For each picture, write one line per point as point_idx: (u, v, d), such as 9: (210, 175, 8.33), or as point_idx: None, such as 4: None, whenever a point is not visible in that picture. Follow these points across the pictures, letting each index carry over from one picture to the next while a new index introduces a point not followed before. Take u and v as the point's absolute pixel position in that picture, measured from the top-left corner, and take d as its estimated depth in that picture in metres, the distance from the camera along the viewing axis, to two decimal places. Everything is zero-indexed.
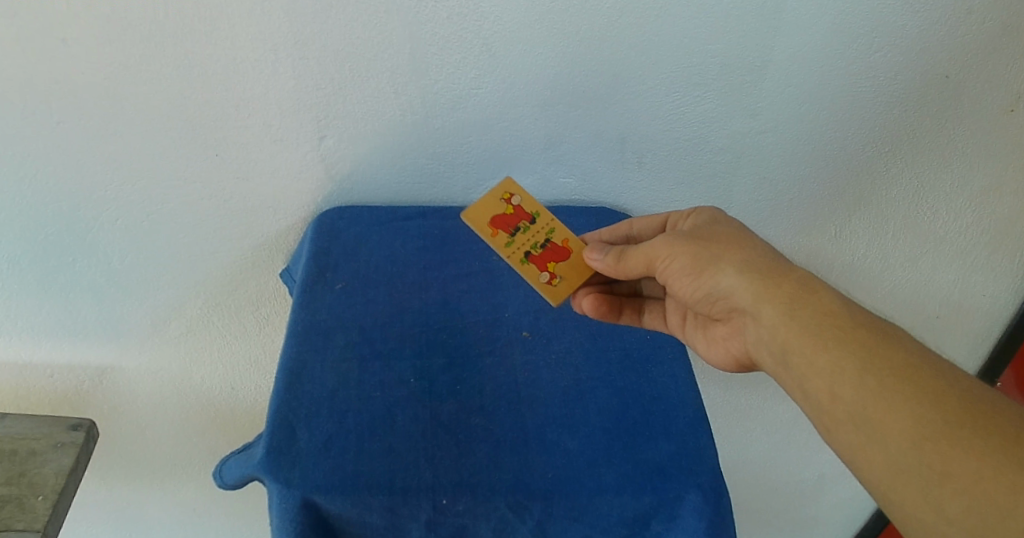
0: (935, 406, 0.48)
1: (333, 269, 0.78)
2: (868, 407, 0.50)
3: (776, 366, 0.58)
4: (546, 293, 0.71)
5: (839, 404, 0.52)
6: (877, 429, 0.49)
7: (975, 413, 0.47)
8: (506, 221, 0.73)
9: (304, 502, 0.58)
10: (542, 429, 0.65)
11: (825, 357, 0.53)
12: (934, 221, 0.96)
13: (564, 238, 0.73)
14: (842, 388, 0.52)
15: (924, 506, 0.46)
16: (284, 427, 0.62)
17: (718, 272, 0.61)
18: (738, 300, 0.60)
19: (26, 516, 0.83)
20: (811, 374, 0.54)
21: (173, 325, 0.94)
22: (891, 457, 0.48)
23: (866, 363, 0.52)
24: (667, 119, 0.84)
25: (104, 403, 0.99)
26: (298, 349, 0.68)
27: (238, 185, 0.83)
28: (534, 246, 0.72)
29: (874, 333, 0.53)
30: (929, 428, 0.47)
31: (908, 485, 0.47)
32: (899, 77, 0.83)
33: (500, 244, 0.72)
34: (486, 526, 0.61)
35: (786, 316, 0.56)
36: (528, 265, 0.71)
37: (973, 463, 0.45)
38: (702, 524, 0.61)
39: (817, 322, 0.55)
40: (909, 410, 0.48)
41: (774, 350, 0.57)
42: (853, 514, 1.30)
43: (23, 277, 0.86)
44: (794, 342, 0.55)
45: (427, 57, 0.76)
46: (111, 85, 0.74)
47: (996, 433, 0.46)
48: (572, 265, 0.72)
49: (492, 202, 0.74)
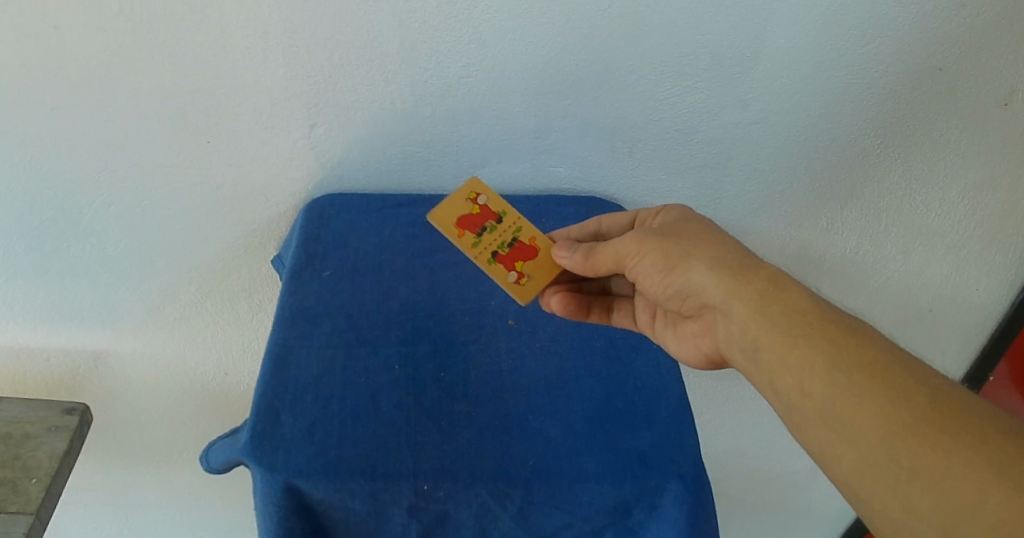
0: (904, 404, 0.48)
1: (322, 256, 0.78)
2: (837, 404, 0.50)
3: (746, 363, 0.58)
4: (514, 293, 0.70)
5: (809, 401, 0.52)
6: (846, 426, 0.49)
7: (943, 412, 0.47)
8: (473, 222, 0.72)
9: (285, 487, 0.59)
10: (525, 417, 0.65)
11: (794, 355, 0.53)
12: (926, 214, 0.96)
13: (531, 236, 0.73)
14: (812, 385, 0.52)
15: (893, 502, 0.46)
16: (268, 412, 0.62)
17: (690, 269, 0.61)
18: (709, 298, 0.60)
19: (19, 498, 0.84)
20: (781, 371, 0.54)
21: (168, 311, 0.95)
22: (861, 454, 0.48)
23: (835, 361, 0.52)
24: (657, 111, 0.84)
25: (99, 386, 1.00)
26: (284, 336, 0.69)
27: (229, 172, 0.84)
28: (501, 245, 0.72)
29: (842, 331, 0.54)
30: (899, 426, 0.47)
31: (878, 483, 0.47)
32: (891, 69, 0.83)
33: (467, 244, 0.71)
34: (467, 513, 0.62)
35: (756, 313, 0.57)
36: (496, 265, 0.71)
37: (943, 461, 0.45)
38: (683, 513, 0.62)
39: (787, 319, 0.55)
40: (879, 408, 0.49)
41: (745, 347, 0.58)
42: (845, 507, 1.30)
43: (18, 261, 0.87)
44: (764, 339, 0.55)
45: (417, 45, 0.77)
46: (102, 71, 0.74)
47: (965, 431, 0.46)
48: (540, 264, 0.72)
49: (458, 203, 0.73)
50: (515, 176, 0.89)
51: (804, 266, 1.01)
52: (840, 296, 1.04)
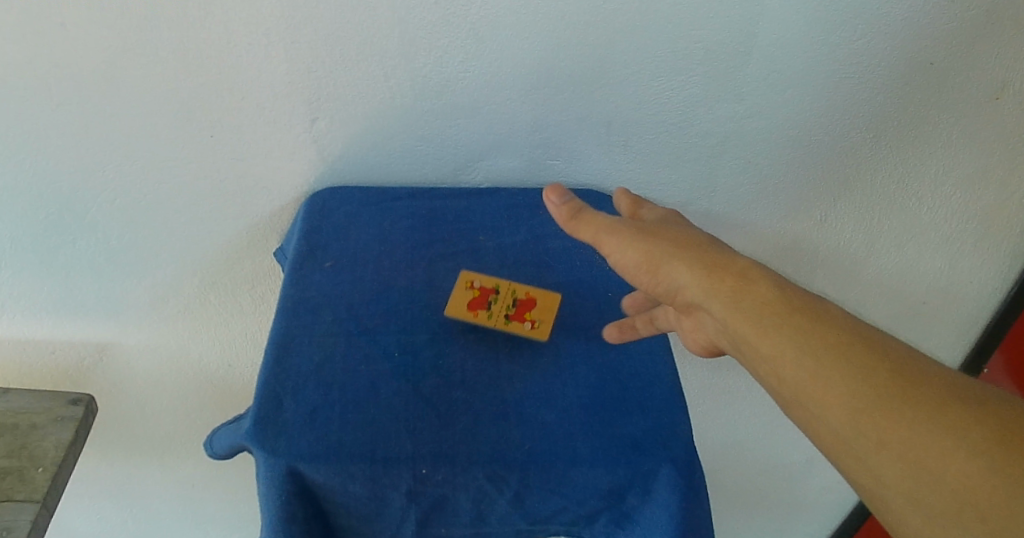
0: (869, 378, 0.48)
1: (323, 247, 0.79)
2: (809, 385, 0.50)
3: (732, 349, 0.58)
4: (538, 335, 0.72)
5: (784, 384, 0.52)
6: (817, 407, 0.50)
7: (906, 383, 0.48)
8: (477, 301, 0.74)
9: (288, 471, 0.60)
10: (521, 403, 0.67)
11: (766, 341, 0.53)
12: (919, 206, 0.98)
13: (526, 291, 0.76)
14: (785, 368, 0.52)
15: (864, 473, 0.47)
16: (270, 399, 0.64)
17: (668, 268, 0.60)
18: (690, 296, 0.59)
19: (25, 487, 0.85)
20: (766, 368, 0.53)
21: (171, 303, 0.97)
22: (833, 431, 0.49)
23: (803, 342, 0.52)
24: (652, 104, 0.85)
25: (104, 378, 1.02)
26: (286, 324, 0.70)
27: (233, 165, 0.85)
28: (508, 307, 0.74)
29: (812, 316, 0.53)
30: (864, 401, 0.48)
31: (851, 456, 0.48)
32: (883, 64, 0.84)
33: (483, 318, 0.73)
34: (465, 496, 0.63)
35: (733, 311, 0.56)
36: (512, 321, 0.72)
37: (906, 431, 0.45)
38: (676, 496, 0.63)
39: (757, 304, 0.55)
40: (844, 386, 0.49)
41: (734, 343, 0.57)
42: (840, 497, 1.33)
43: (25, 255, 0.89)
44: (745, 337, 0.55)
45: (415, 41, 0.78)
46: (106, 68, 0.76)
47: (926, 400, 0.46)
48: (544, 309, 0.74)
49: (459, 294, 0.75)
50: (512, 169, 0.90)
51: (799, 258, 1.03)
52: (835, 287, 1.06)
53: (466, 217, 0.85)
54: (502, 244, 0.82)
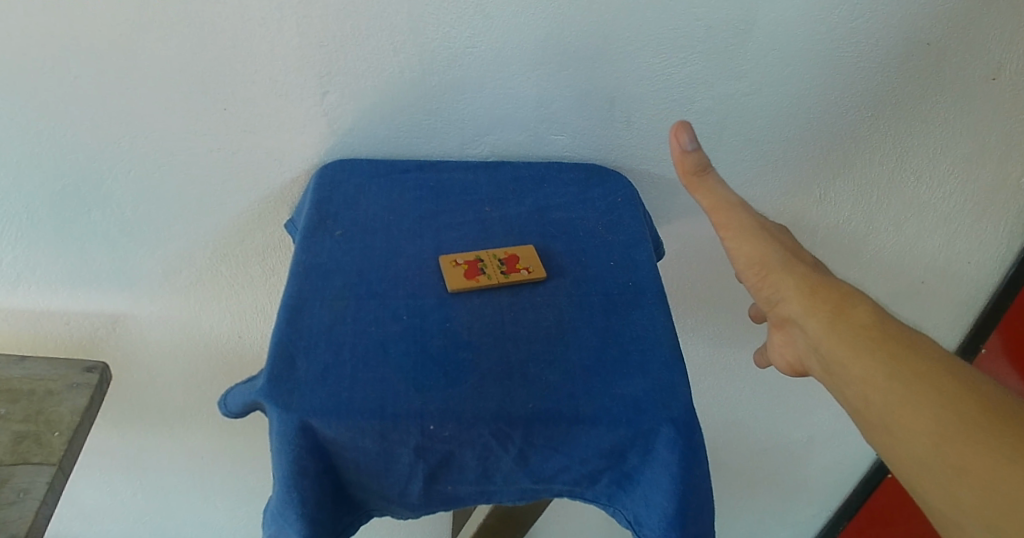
0: (957, 410, 0.53)
1: (334, 217, 0.81)
2: (897, 411, 0.55)
3: (821, 369, 0.63)
4: (538, 277, 0.76)
5: (872, 408, 0.56)
6: (904, 431, 0.54)
7: (993, 418, 0.52)
8: (471, 272, 0.76)
9: (300, 426, 0.62)
10: (525, 364, 0.68)
11: (857, 366, 0.58)
12: (916, 185, 1.00)
13: (504, 250, 0.79)
14: (871, 387, 0.57)
15: (936, 491, 0.52)
16: (284, 358, 0.66)
17: (775, 279, 0.67)
18: (789, 310, 0.65)
19: (42, 450, 0.87)
20: (849, 383, 0.58)
21: (184, 275, 0.99)
22: (916, 455, 0.53)
23: (896, 371, 0.56)
24: (655, 80, 0.87)
25: (117, 349, 1.04)
26: (298, 288, 0.73)
27: (245, 137, 0.87)
28: (498, 267, 0.77)
29: (903, 342, 0.58)
30: (951, 431, 0.52)
31: (932, 480, 0.52)
32: (881, 43, 0.86)
33: (484, 280, 0.75)
34: (471, 452, 0.65)
35: (827, 328, 0.61)
36: (512, 274, 0.76)
37: (983, 458, 0.50)
38: (675, 455, 0.65)
39: (855, 332, 0.60)
40: (933, 413, 0.53)
41: (820, 358, 0.62)
42: (835, 474, 1.36)
43: (42, 226, 0.91)
44: (834, 353, 0.60)
45: (424, 16, 0.80)
46: (124, 40, 0.78)
47: (1011, 435, 0.50)
48: (528, 257, 0.78)
49: (449, 271, 0.76)
50: (518, 144, 0.92)
51: (798, 236, 1.05)
52: (833, 265, 1.08)
53: (473, 190, 0.87)
54: (508, 215, 0.84)
